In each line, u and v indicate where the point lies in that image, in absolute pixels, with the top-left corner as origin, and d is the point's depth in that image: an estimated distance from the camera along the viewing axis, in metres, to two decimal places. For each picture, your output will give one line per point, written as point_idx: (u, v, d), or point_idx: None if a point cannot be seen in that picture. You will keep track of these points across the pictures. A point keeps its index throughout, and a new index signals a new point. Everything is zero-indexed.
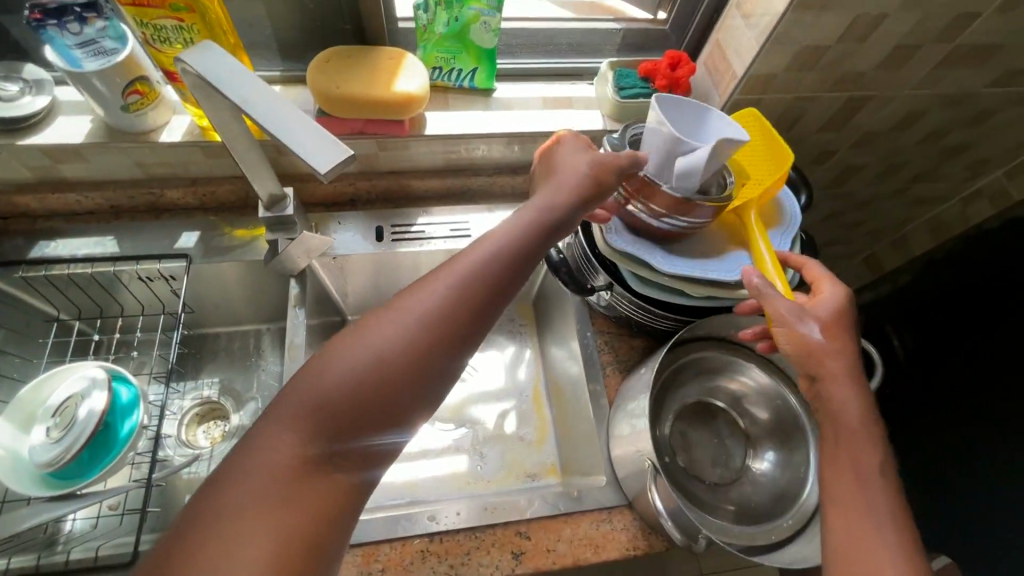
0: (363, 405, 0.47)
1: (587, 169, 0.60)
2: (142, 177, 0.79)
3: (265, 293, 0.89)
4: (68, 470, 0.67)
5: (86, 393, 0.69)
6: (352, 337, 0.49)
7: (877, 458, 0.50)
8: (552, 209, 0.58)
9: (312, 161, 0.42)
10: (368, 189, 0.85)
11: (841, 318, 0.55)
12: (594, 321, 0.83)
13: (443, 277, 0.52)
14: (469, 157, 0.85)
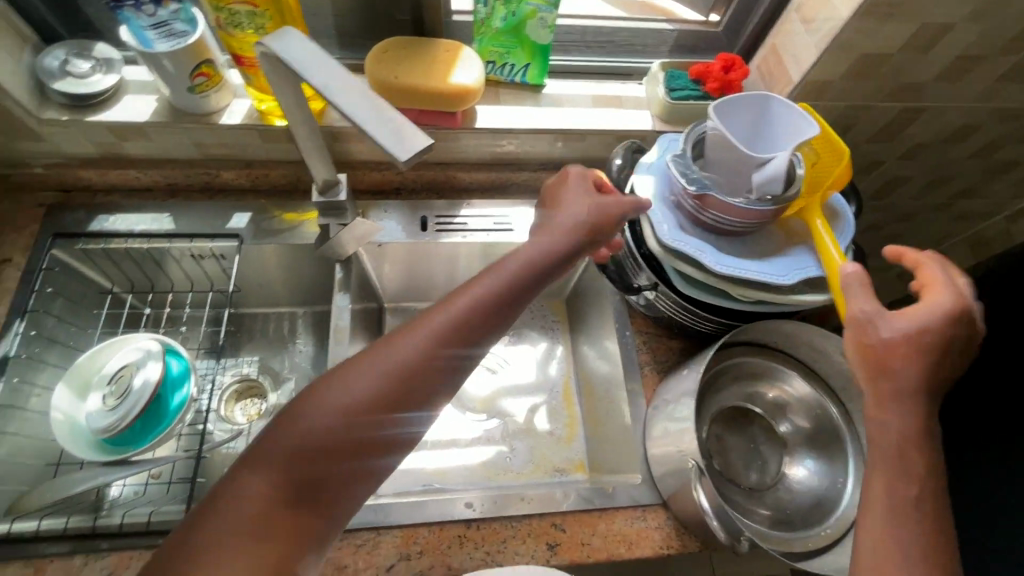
0: (336, 448, 0.50)
1: (586, 213, 0.63)
2: (199, 157, 0.81)
3: (308, 276, 0.91)
4: (122, 437, 0.70)
5: (140, 365, 0.72)
6: (337, 377, 0.53)
7: (922, 477, 0.51)
8: (559, 244, 0.62)
9: (389, 148, 0.43)
10: (415, 179, 0.87)
11: (925, 343, 0.52)
12: (632, 321, 0.83)
13: (427, 321, 0.56)
14: (516, 151, 0.85)
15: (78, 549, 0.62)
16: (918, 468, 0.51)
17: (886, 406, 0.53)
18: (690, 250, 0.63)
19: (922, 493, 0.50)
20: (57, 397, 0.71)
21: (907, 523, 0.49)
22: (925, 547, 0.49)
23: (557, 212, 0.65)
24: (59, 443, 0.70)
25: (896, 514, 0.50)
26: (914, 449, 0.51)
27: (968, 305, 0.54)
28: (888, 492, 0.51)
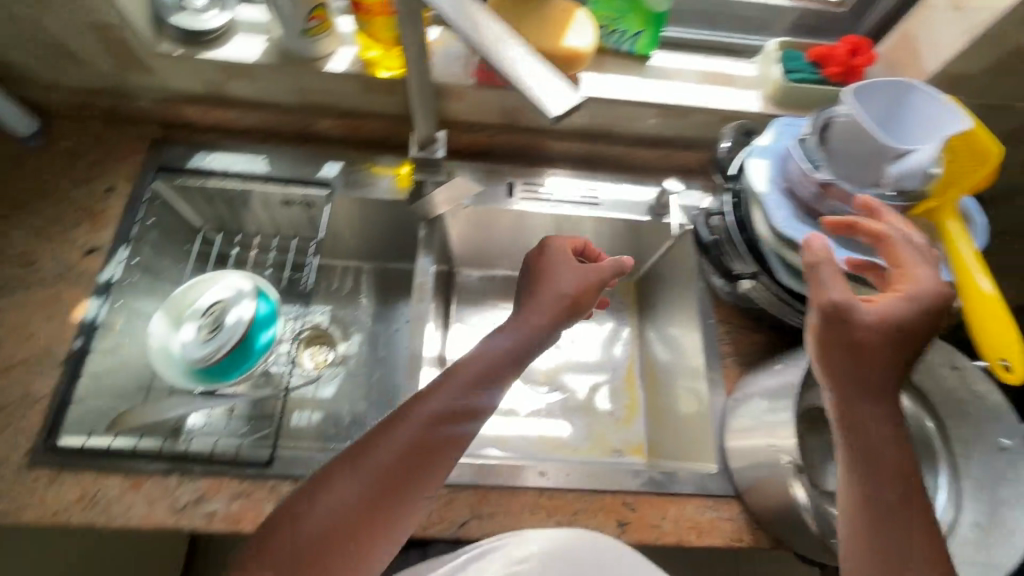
0: (329, 548, 0.51)
1: (567, 288, 0.66)
2: (299, 104, 0.81)
3: (388, 233, 0.91)
4: (213, 369, 0.72)
5: (233, 302, 0.74)
6: (334, 473, 0.54)
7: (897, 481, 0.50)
8: (541, 322, 0.64)
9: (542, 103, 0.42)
10: (506, 144, 0.85)
11: (892, 331, 0.49)
12: (716, 309, 0.80)
13: (420, 412, 0.57)
14: (614, 123, 0.82)
15: (175, 469, 0.65)
16: (896, 473, 0.50)
17: (855, 410, 0.50)
18: (806, 241, 0.60)
19: (903, 494, 0.50)
20: (154, 326, 0.75)
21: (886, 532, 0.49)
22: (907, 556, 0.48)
23: (541, 271, 0.67)
24: (157, 368, 0.73)
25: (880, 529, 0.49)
26: (892, 448, 0.50)
27: (946, 291, 0.51)
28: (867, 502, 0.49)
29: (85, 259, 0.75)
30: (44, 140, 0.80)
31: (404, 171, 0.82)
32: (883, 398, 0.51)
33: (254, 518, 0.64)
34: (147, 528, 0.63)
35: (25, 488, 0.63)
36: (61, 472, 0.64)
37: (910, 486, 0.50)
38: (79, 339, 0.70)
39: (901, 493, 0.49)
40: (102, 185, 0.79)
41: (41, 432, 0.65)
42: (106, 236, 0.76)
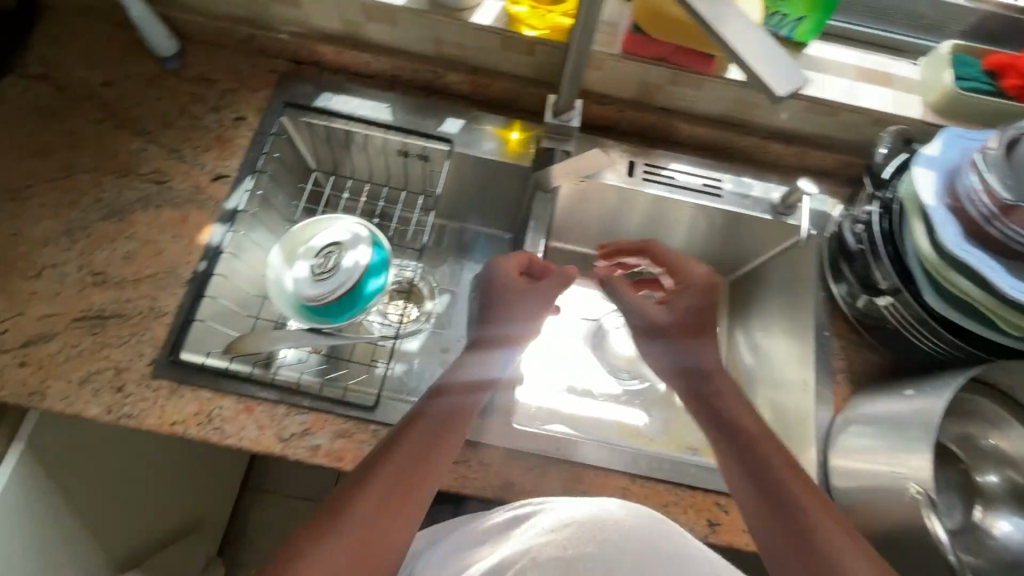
0: (382, 522, 0.53)
1: (523, 317, 0.67)
2: (432, 54, 0.80)
3: (495, 198, 0.90)
4: (324, 310, 0.73)
5: (348, 246, 0.74)
6: (338, 507, 0.54)
7: (773, 467, 0.57)
8: (506, 329, 0.66)
9: (770, 83, 0.44)
10: (633, 121, 0.81)
11: (680, 322, 0.67)
12: (831, 322, 0.77)
13: (412, 434, 0.58)
14: (753, 111, 0.79)
15: (284, 400, 0.67)
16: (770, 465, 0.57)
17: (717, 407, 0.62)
18: (976, 261, 0.57)
19: (792, 486, 0.56)
20: (272, 259, 0.76)
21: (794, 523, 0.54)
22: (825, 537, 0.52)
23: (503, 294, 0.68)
24: (272, 300, 0.75)
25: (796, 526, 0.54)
26: (748, 415, 0.62)
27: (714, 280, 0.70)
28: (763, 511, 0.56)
29: (212, 184, 0.76)
30: (181, 62, 0.82)
31: (512, 135, 0.82)
32: (732, 403, 0.62)
33: (354, 458, 0.66)
34: (255, 451, 0.66)
35: (148, 396, 0.66)
36: (181, 386, 0.67)
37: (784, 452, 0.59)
38: (203, 262, 0.72)
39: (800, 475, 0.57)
40: (231, 113, 0.80)
41: (163, 346, 0.68)
42: (233, 164, 0.77)
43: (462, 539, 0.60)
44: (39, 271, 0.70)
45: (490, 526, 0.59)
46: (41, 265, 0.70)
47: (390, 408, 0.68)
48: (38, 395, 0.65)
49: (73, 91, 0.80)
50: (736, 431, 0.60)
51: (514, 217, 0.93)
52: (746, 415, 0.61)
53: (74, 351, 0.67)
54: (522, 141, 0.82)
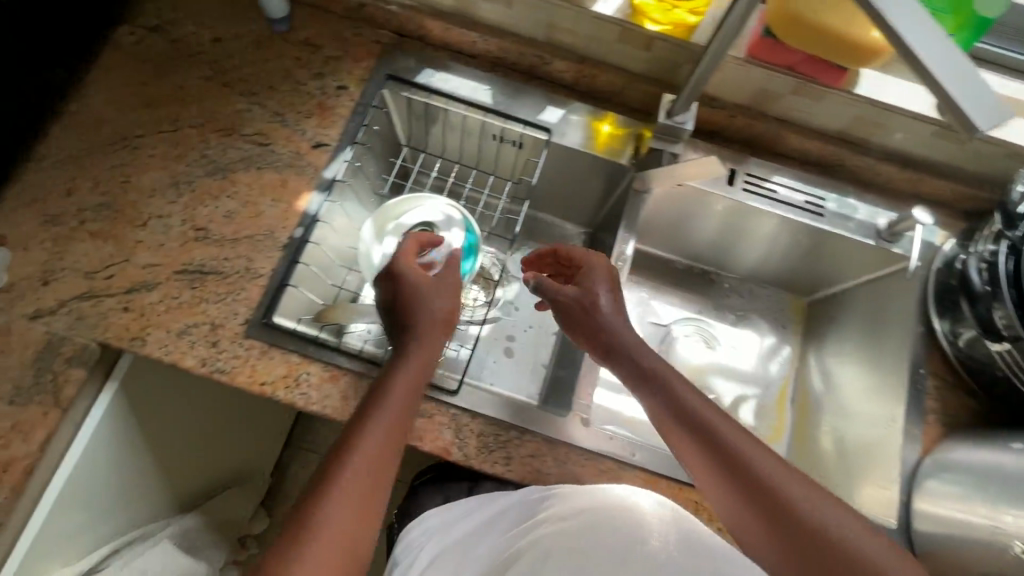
0: (369, 484, 0.55)
1: (433, 304, 0.65)
2: (541, 38, 0.78)
3: (582, 192, 0.89)
4: None
5: (442, 230, 0.74)
6: (326, 477, 0.55)
7: (753, 464, 0.56)
8: (420, 312, 0.65)
9: (966, 112, 0.37)
10: (741, 128, 0.79)
11: (576, 307, 0.68)
12: (928, 360, 0.75)
13: (382, 401, 0.59)
14: (871, 129, 0.75)
15: (369, 373, 0.68)
16: (751, 464, 0.56)
17: (677, 404, 0.61)
18: None
19: (771, 480, 0.55)
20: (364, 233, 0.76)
21: (782, 519, 0.54)
22: (815, 526, 0.52)
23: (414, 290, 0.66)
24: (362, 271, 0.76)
25: (788, 523, 0.53)
26: (709, 411, 0.60)
27: (608, 270, 0.69)
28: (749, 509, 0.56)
29: (312, 151, 0.77)
30: (289, 25, 0.82)
31: (603, 127, 0.80)
32: (711, 412, 0.60)
33: (433, 439, 0.67)
34: (338, 420, 0.67)
35: (241, 354, 0.68)
36: (271, 348, 0.68)
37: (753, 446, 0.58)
38: (300, 228, 0.73)
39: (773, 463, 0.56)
40: (334, 81, 0.80)
41: (258, 307, 0.70)
42: (333, 133, 0.78)
43: (461, 515, 0.65)
44: (146, 221, 0.72)
45: (511, 516, 0.61)
46: (148, 215, 0.72)
47: (477, 398, 0.69)
48: (138, 340, 0.67)
49: (183, 45, 0.81)
50: (716, 438, 0.58)
51: (597, 213, 0.92)
52: (695, 399, 0.61)
53: (174, 302, 0.69)
54: (612, 134, 0.80)
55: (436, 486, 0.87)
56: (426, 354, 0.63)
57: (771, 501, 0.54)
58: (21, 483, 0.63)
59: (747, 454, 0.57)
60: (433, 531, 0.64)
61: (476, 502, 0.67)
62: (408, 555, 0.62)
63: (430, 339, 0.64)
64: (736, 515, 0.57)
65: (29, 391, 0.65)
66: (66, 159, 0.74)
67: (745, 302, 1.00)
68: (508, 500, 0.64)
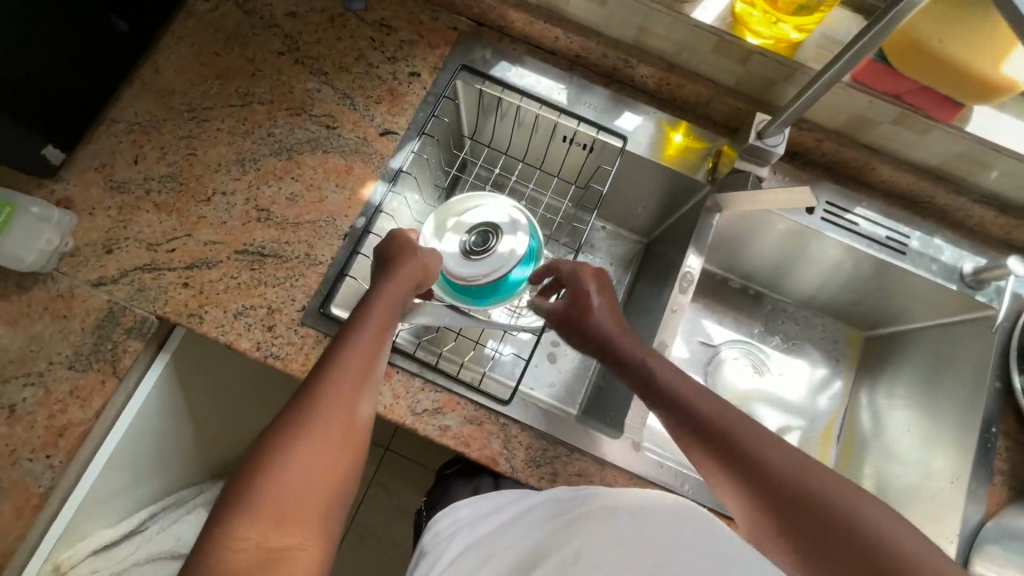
0: (335, 411, 0.50)
1: (412, 250, 0.65)
2: (629, 41, 0.75)
3: (646, 203, 0.85)
4: (468, 290, 0.71)
5: (506, 232, 0.72)
6: (295, 402, 0.51)
7: (752, 450, 0.52)
8: (397, 260, 0.63)
9: None
10: (829, 153, 0.75)
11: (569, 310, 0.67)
12: (1001, 419, 0.72)
13: (358, 324, 0.56)
14: (970, 169, 0.71)
15: (422, 374, 0.67)
16: (737, 433, 0.54)
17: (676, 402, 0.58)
18: None
19: (781, 467, 0.51)
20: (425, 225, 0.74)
21: (784, 500, 0.49)
22: (814, 494, 0.49)
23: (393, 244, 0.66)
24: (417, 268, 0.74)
25: (784, 496, 0.49)
26: (708, 403, 0.57)
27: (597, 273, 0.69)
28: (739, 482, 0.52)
29: (380, 139, 0.75)
30: (364, 4, 0.79)
31: (675, 137, 0.77)
32: (712, 405, 0.57)
33: (481, 447, 0.66)
34: (387, 418, 0.66)
35: (296, 340, 0.67)
36: (326, 338, 0.67)
37: (761, 435, 0.54)
38: (362, 218, 0.72)
39: (782, 451, 0.52)
40: (406, 67, 0.78)
41: (316, 296, 0.69)
42: (402, 122, 0.76)
43: (494, 509, 0.61)
44: (210, 196, 0.71)
45: (539, 513, 0.55)
46: (212, 190, 0.72)
47: (529, 410, 0.67)
48: (196, 317, 0.67)
49: (257, 16, 0.79)
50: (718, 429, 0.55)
51: (657, 224, 0.88)
52: (697, 397, 0.58)
53: (233, 282, 0.68)
54: (684, 146, 0.76)
55: (465, 476, 0.82)
56: (398, 293, 0.60)
57: (761, 472, 0.51)
58: (77, 449, 0.63)
59: (750, 441, 0.53)
60: (462, 525, 0.60)
61: (508, 498, 0.62)
62: (436, 546, 0.59)
63: (405, 277, 0.62)
64: (727, 491, 0.53)
65: (89, 357, 0.65)
66: (135, 126, 0.73)
67: (799, 329, 0.96)
68: (539, 497, 0.59)
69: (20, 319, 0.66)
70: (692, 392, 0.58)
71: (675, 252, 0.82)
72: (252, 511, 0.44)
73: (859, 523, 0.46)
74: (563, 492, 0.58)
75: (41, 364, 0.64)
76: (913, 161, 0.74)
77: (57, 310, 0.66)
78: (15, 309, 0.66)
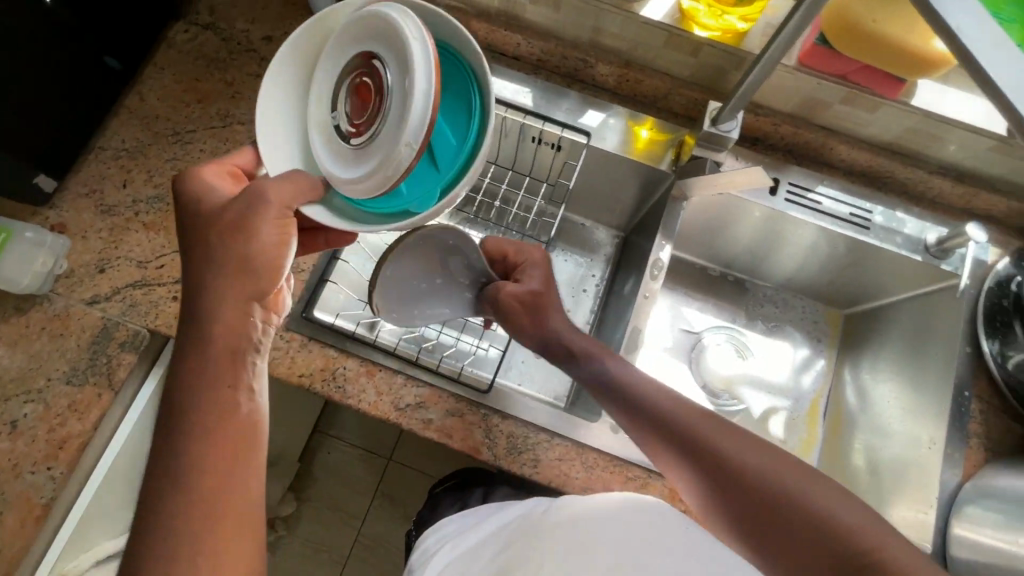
0: (207, 473, 0.46)
1: (227, 252, 0.50)
2: (586, 42, 0.79)
3: (617, 195, 0.88)
4: (404, 193, 0.57)
5: (383, 62, 0.51)
6: (165, 469, 0.46)
7: (755, 470, 0.54)
8: (210, 276, 0.50)
9: None
10: (787, 136, 0.78)
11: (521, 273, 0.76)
12: (974, 382, 0.74)
13: (195, 380, 0.49)
14: (925, 142, 0.74)
15: (404, 370, 0.70)
16: (739, 451, 0.56)
17: (680, 422, 0.59)
18: None
19: (787, 483, 0.52)
20: (271, 120, 0.57)
21: (790, 521, 0.51)
22: (818, 511, 0.50)
23: (206, 227, 0.52)
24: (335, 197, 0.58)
25: (791, 516, 0.51)
26: (709, 422, 0.59)
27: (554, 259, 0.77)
28: (729, 494, 0.54)
29: None
30: None
31: (641, 133, 0.80)
32: (711, 428, 0.58)
33: (463, 438, 0.68)
34: (372, 415, 0.68)
35: (281, 345, 0.69)
36: (310, 342, 0.70)
37: (766, 452, 0.56)
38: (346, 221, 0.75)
39: (785, 468, 0.54)
40: None
41: (300, 300, 0.72)
42: None
43: (474, 524, 0.66)
44: None
45: (509, 529, 0.60)
46: None
47: (508, 400, 0.69)
48: None
49: (235, 42, 0.83)
50: (716, 449, 0.56)
51: (631, 215, 0.91)
52: (694, 416, 0.59)
53: None
54: (651, 140, 0.79)
55: (453, 495, 0.86)
56: (223, 320, 0.50)
57: (766, 488, 0.53)
58: (76, 459, 0.66)
59: (753, 463, 0.54)
60: (448, 539, 0.65)
61: (482, 515, 0.67)
62: (425, 561, 0.63)
63: (235, 297, 0.50)
64: (736, 512, 0.54)
65: (85, 372, 0.68)
66: (123, 152, 0.77)
67: (779, 312, 0.98)
68: (518, 509, 0.64)
69: (19, 340, 0.69)
70: (693, 413, 0.60)
71: (647, 240, 0.85)
72: (210, 530, 0.45)
73: (868, 554, 0.46)
74: (535, 506, 0.62)
75: (39, 381, 0.67)
76: (867, 139, 0.77)
77: (53, 330, 0.69)
78: (14, 331, 0.69)
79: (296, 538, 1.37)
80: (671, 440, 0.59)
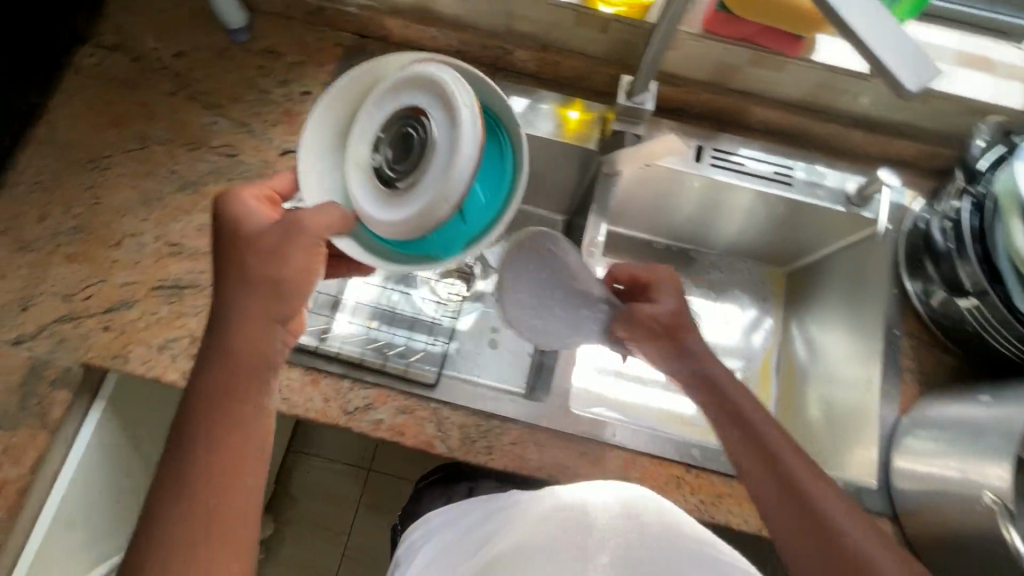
0: (199, 484, 0.48)
1: (261, 275, 0.52)
2: (502, 29, 0.79)
3: (551, 178, 0.87)
4: (428, 241, 0.55)
5: (434, 115, 0.51)
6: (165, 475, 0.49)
7: (782, 457, 0.59)
8: (243, 300, 0.52)
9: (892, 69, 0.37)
10: (706, 104, 0.80)
11: None
12: (904, 321, 0.77)
13: (214, 397, 0.50)
14: (835, 96, 0.77)
15: (349, 374, 0.69)
16: (769, 439, 0.60)
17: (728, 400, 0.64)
18: None
19: (805, 475, 0.57)
20: (309, 154, 0.57)
21: (796, 503, 0.56)
22: (824, 506, 0.55)
23: (240, 249, 0.53)
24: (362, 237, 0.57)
25: (796, 499, 0.56)
26: (755, 408, 0.63)
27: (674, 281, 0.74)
28: (746, 463, 0.60)
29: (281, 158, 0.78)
30: (249, 35, 0.82)
31: (572, 114, 0.80)
32: (759, 414, 0.63)
33: (415, 434, 0.68)
34: (321, 422, 0.68)
35: None
36: None
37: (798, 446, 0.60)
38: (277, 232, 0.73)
39: (808, 465, 0.58)
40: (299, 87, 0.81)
41: None
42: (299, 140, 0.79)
43: (459, 517, 0.65)
44: (119, 240, 0.73)
45: (494, 524, 0.59)
46: (121, 234, 0.73)
47: (456, 390, 0.70)
48: (121, 357, 0.68)
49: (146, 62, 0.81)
50: (753, 429, 0.62)
51: (571, 197, 0.89)
52: (746, 396, 0.64)
53: (153, 318, 0.70)
54: (581, 120, 0.80)
55: (438, 488, 0.85)
56: (250, 339, 0.52)
57: (787, 473, 0.58)
58: (17, 504, 0.64)
59: (782, 452, 0.59)
60: (435, 532, 0.64)
61: (467, 507, 0.66)
62: (410, 556, 0.62)
63: (261, 319, 0.52)
64: (750, 481, 0.59)
65: (17, 415, 0.66)
66: (37, 185, 0.75)
67: (724, 276, 0.99)
68: (505, 501, 0.62)
69: None
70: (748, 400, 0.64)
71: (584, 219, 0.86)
72: (177, 539, 0.46)
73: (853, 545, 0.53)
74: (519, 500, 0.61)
75: None
76: (781, 98, 0.79)
77: None
78: None
79: (279, 561, 1.35)
80: (718, 410, 0.65)
